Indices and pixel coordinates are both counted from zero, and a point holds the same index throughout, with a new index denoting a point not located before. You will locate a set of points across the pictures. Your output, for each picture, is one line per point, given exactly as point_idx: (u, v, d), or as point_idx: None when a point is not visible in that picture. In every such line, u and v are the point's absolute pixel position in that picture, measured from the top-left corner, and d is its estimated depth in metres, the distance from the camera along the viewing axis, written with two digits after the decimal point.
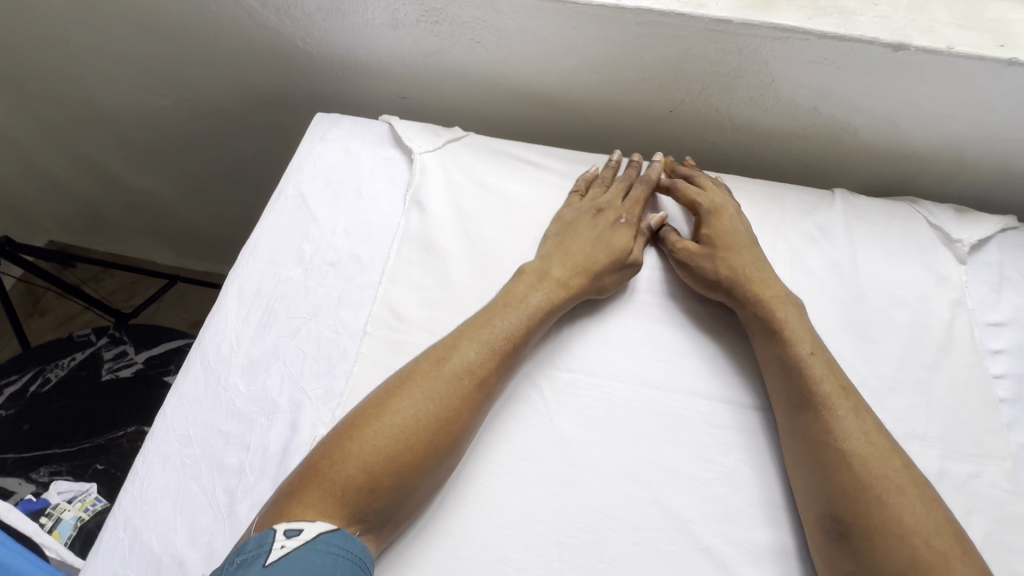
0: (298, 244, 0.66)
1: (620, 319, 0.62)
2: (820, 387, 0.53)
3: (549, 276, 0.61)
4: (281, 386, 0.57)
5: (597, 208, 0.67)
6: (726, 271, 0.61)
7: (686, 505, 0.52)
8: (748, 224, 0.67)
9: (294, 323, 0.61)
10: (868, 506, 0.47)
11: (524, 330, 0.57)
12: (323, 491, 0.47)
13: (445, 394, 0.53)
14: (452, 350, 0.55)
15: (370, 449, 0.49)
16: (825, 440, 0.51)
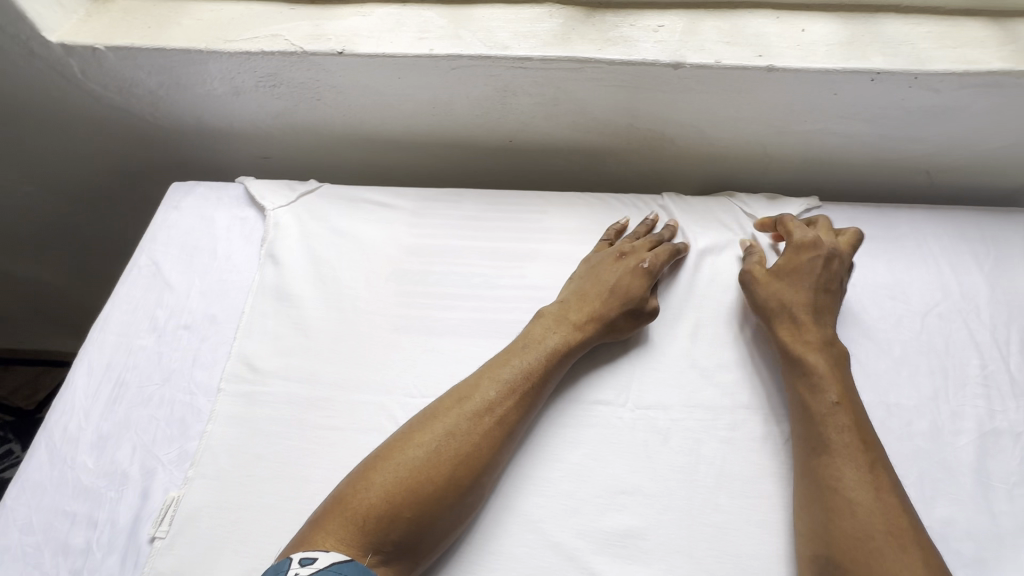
0: (151, 312, 0.67)
1: (471, 339, 0.65)
2: (839, 424, 0.55)
3: (567, 320, 0.64)
4: (131, 456, 0.57)
5: (619, 252, 0.69)
6: (779, 300, 0.64)
7: (536, 505, 0.55)
8: (836, 269, 0.66)
9: (146, 390, 0.61)
10: (863, 548, 0.48)
11: (539, 371, 0.59)
12: (344, 518, 0.50)
13: (467, 428, 0.55)
14: (477, 385, 0.58)
15: (392, 478, 0.52)
16: (832, 481, 0.52)
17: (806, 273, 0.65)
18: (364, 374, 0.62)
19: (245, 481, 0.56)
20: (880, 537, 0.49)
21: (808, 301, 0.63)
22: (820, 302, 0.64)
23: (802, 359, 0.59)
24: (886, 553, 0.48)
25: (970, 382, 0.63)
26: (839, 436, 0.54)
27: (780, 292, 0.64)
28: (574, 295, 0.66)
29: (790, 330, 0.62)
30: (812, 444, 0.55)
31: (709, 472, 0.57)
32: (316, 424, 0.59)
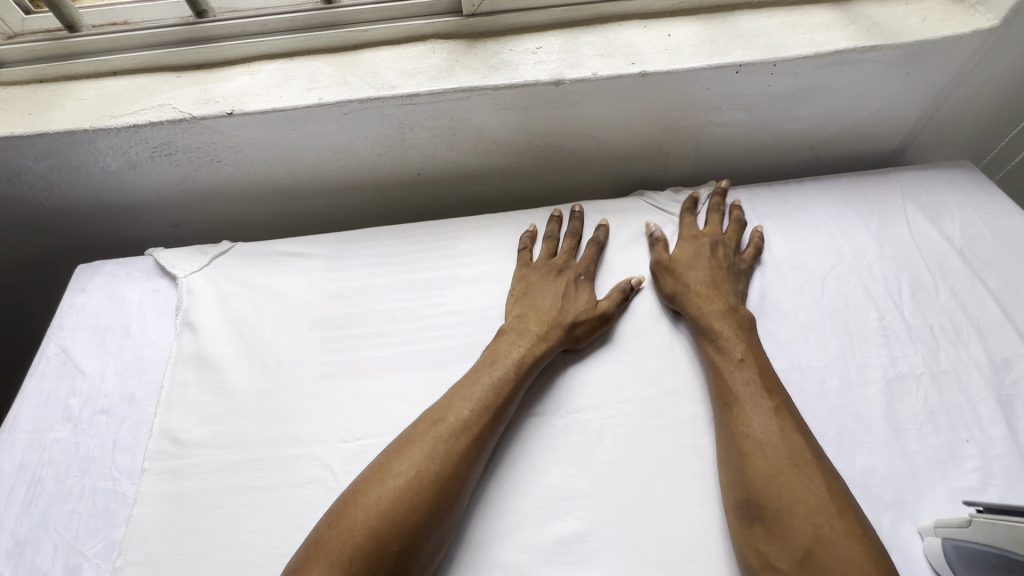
0: (64, 401, 0.64)
1: (400, 374, 0.65)
2: (745, 379, 0.59)
3: (527, 332, 0.66)
4: (52, 557, 0.54)
5: (556, 268, 0.73)
6: (681, 286, 0.69)
7: (481, 528, 0.56)
8: (723, 256, 0.73)
9: (64, 485, 0.58)
10: (774, 484, 0.51)
11: (508, 385, 0.60)
12: (327, 564, 0.48)
13: (447, 449, 0.55)
14: (452, 405, 0.59)
15: (374, 510, 0.51)
16: (742, 429, 0.56)
17: (703, 256, 0.72)
18: (294, 428, 0.61)
19: (179, 561, 0.54)
20: (787, 469, 0.52)
21: (708, 279, 0.69)
22: (714, 280, 0.69)
23: (707, 326, 0.64)
24: (794, 484, 0.51)
25: (871, 335, 0.68)
26: (742, 386, 0.59)
27: (680, 278, 0.70)
28: (528, 309, 0.68)
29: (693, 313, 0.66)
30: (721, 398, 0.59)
31: (644, 463, 0.58)
32: (248, 487, 0.58)
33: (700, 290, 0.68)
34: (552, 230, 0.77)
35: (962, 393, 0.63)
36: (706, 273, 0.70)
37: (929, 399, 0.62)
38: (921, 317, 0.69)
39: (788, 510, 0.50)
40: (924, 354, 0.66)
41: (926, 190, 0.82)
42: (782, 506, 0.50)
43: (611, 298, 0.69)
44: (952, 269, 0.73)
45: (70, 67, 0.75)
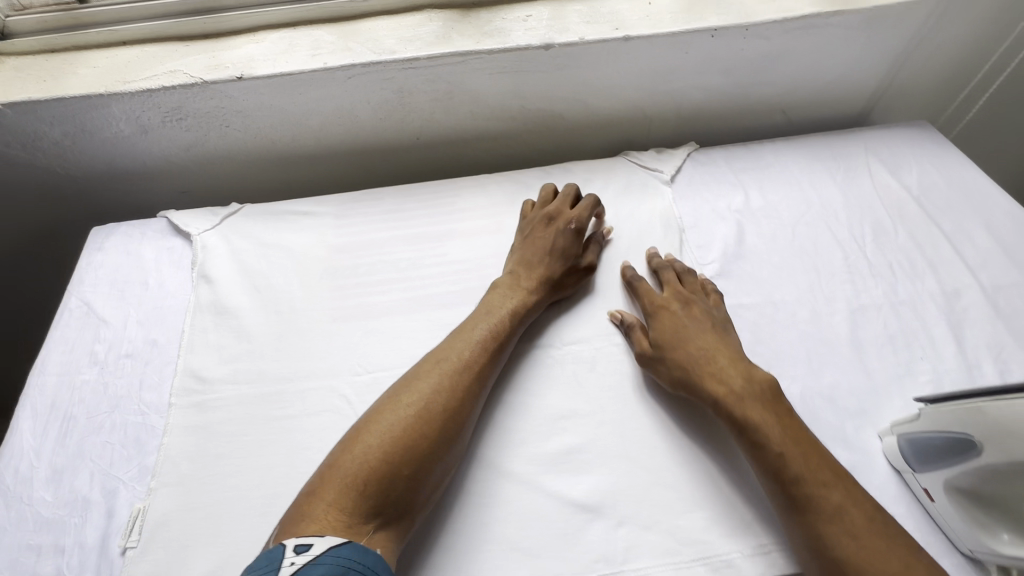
0: (89, 348, 0.68)
1: (407, 316, 0.70)
2: (688, 326, 0.65)
3: (518, 287, 0.70)
4: (90, 482, 0.58)
5: (550, 219, 0.76)
6: (679, 370, 0.61)
7: (488, 445, 0.61)
8: (699, 313, 0.66)
9: (96, 420, 0.62)
10: (729, 400, 0.57)
11: (505, 329, 0.65)
12: (343, 484, 0.51)
13: (453, 384, 0.59)
14: (456, 348, 0.63)
15: (387, 439, 0.54)
16: (691, 363, 0.61)
17: (689, 319, 0.66)
18: (310, 364, 0.66)
19: (209, 481, 0.58)
20: (737, 388, 0.58)
21: (704, 346, 0.62)
22: (709, 343, 0.63)
23: (706, 393, 0.59)
24: (744, 400, 0.57)
25: (837, 272, 0.74)
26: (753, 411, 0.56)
27: (674, 353, 0.62)
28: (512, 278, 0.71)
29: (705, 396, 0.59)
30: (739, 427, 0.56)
31: (634, 385, 0.64)
32: (271, 416, 0.62)
33: (704, 367, 0.60)
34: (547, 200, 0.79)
35: (917, 319, 0.70)
36: (695, 340, 0.63)
37: (888, 324, 0.69)
38: (882, 255, 0.76)
39: (745, 420, 0.56)
40: (884, 287, 0.73)
41: (887, 147, 0.89)
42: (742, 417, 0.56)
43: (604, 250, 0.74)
44: (910, 214, 0.80)
45: (80, 38, 0.79)
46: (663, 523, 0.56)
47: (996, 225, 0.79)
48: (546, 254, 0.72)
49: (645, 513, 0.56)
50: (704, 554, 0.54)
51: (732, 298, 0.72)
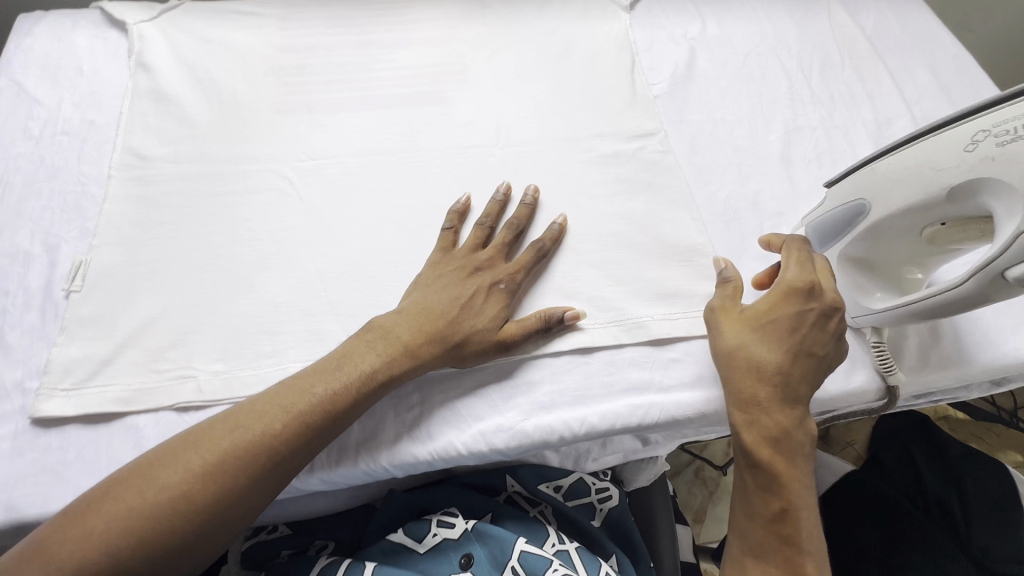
0: (23, 124, 0.67)
1: (353, 112, 0.70)
2: (790, 321, 0.51)
3: (391, 335, 0.53)
4: (31, 238, 0.60)
5: (473, 266, 0.57)
6: (738, 359, 0.52)
7: (426, 224, 0.63)
8: (821, 332, 0.52)
9: (35, 186, 0.63)
10: (744, 388, 0.51)
11: (343, 400, 0.49)
12: (129, 500, 0.43)
13: (225, 468, 0.45)
14: (268, 416, 0.47)
15: (109, 526, 0.42)
16: (756, 347, 0.51)
17: (797, 321, 0.51)
18: (253, 149, 0.67)
19: (151, 242, 0.60)
20: (762, 390, 0.50)
21: (789, 360, 0.51)
22: (788, 368, 0.50)
23: (735, 391, 0.51)
24: (757, 404, 0.50)
25: (780, 98, 0.76)
26: (767, 445, 0.50)
27: (745, 347, 0.52)
28: (386, 336, 0.53)
29: (737, 396, 0.51)
30: (749, 446, 0.50)
31: (572, 183, 0.67)
32: (213, 192, 0.63)
33: (760, 387, 0.50)
34: (490, 213, 0.62)
35: (847, 141, 0.73)
36: (782, 349, 0.51)
37: (819, 144, 0.72)
38: (825, 86, 0.77)
39: (738, 407, 0.51)
40: (823, 113, 0.75)
41: None
42: (736, 399, 0.51)
43: (527, 326, 0.55)
44: (860, 51, 0.81)
45: None
46: (584, 293, 0.60)
47: (939, 66, 0.81)
48: (491, 275, 0.57)
49: (569, 285, 0.60)
50: (618, 317, 0.59)
51: (676, 114, 0.74)
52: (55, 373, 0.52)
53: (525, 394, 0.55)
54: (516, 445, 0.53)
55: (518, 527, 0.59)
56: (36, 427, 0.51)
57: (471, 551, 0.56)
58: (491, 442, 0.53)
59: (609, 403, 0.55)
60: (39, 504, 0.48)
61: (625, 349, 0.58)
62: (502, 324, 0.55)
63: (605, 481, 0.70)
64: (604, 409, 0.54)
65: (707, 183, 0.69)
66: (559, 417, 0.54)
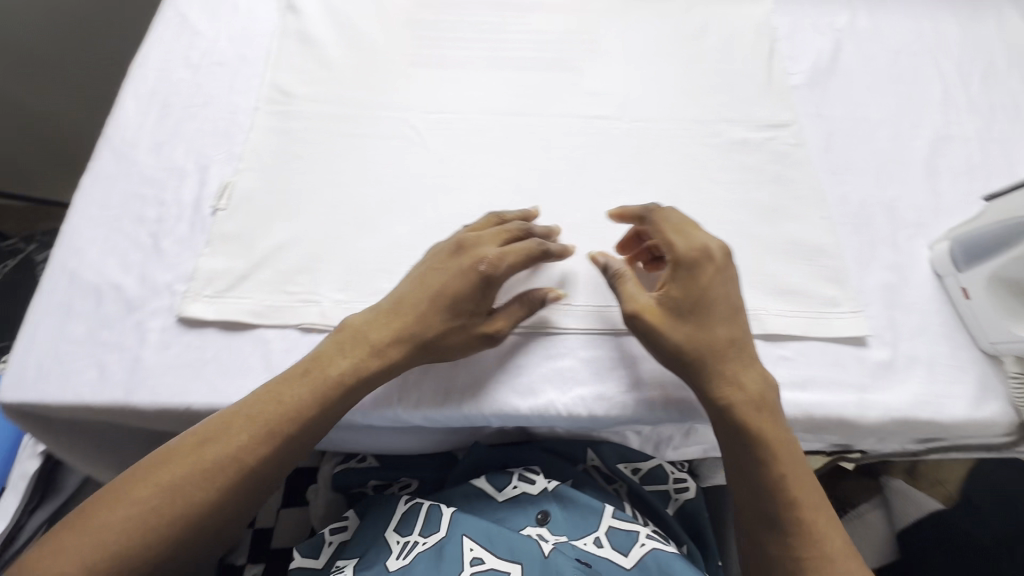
0: (185, 52, 0.72)
1: (482, 72, 0.71)
2: (711, 298, 0.50)
3: (364, 339, 0.52)
4: (186, 156, 0.65)
5: (461, 246, 0.54)
6: (692, 341, 0.49)
7: (545, 189, 0.63)
8: (735, 288, 0.52)
9: (191, 110, 0.68)
10: (721, 368, 0.49)
11: (358, 375, 0.51)
12: (143, 497, 0.46)
13: (233, 460, 0.47)
14: (232, 434, 0.48)
15: (87, 559, 0.44)
16: (714, 323, 0.50)
17: (706, 296, 0.50)
18: (386, 97, 0.69)
19: (288, 173, 0.64)
20: (734, 368, 0.49)
21: (725, 333, 0.50)
22: (738, 338, 0.50)
23: (719, 373, 0.49)
24: (737, 379, 0.49)
25: (931, 103, 0.70)
26: (756, 425, 0.48)
27: (693, 336, 0.49)
28: (358, 340, 0.52)
29: (720, 375, 0.49)
30: (723, 424, 0.49)
31: (694, 166, 0.65)
32: (347, 134, 0.66)
33: (744, 364, 0.50)
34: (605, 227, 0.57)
35: (1004, 157, 0.67)
36: (726, 316, 0.50)
37: (972, 156, 0.66)
38: (985, 95, 0.71)
39: (718, 387, 0.49)
40: (979, 123, 0.69)
41: None
42: (719, 375, 0.49)
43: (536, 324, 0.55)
44: None
45: None
46: None
47: None
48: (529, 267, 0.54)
49: None
50: None
51: (813, 108, 0.70)
52: (200, 280, 0.57)
53: (629, 367, 0.55)
54: (616, 414, 0.53)
55: (598, 496, 0.61)
56: (181, 327, 0.56)
57: (547, 508, 0.57)
58: (592, 407, 0.53)
59: None
60: (180, 394, 0.53)
61: None
62: (462, 308, 0.52)
63: (683, 472, 0.69)
64: None
65: (840, 183, 0.65)
66: (662, 395, 0.54)
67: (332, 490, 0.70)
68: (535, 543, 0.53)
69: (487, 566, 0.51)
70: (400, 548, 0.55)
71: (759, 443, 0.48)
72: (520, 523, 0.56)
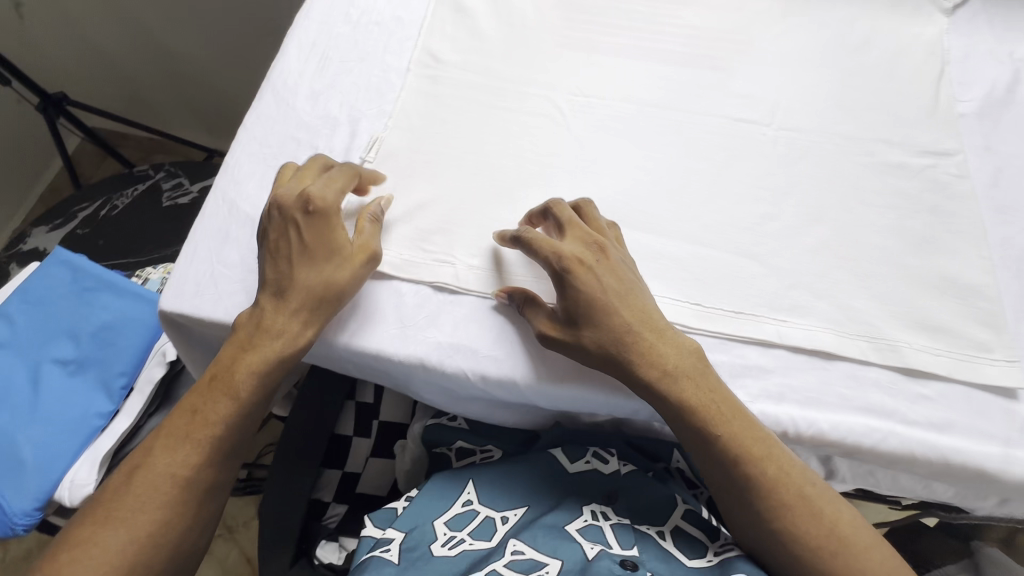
0: (345, 9, 0.75)
1: (630, 61, 0.70)
2: (607, 299, 0.52)
3: (287, 279, 0.55)
4: (340, 107, 0.68)
5: (305, 201, 0.56)
6: (606, 341, 0.51)
7: (684, 186, 0.62)
8: (613, 275, 0.53)
9: (347, 64, 0.71)
10: (652, 372, 0.51)
11: (330, 299, 0.55)
12: (188, 438, 0.55)
13: (247, 401, 0.56)
14: (235, 386, 0.55)
15: (147, 513, 0.53)
16: (626, 323, 0.52)
17: (596, 299, 0.52)
18: (533, 74, 0.70)
19: (434, 135, 0.66)
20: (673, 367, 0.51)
21: (634, 319, 0.52)
22: (652, 325, 0.52)
23: (659, 379, 0.51)
24: (683, 382, 0.51)
25: None
26: (688, 393, 0.51)
27: (598, 334, 0.52)
28: (287, 305, 0.55)
29: (652, 368, 0.51)
30: (663, 396, 0.51)
31: (843, 183, 0.63)
32: (492, 105, 0.68)
33: (681, 359, 0.51)
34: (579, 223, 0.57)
35: None
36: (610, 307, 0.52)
37: None
38: None
39: (669, 392, 0.51)
40: None
41: None
42: (662, 379, 0.51)
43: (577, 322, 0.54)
44: None
45: None
46: (837, 298, 0.57)
47: None
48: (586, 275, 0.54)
49: (821, 286, 0.57)
50: (869, 334, 0.55)
51: (981, 140, 0.65)
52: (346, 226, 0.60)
53: (754, 377, 0.54)
54: None
55: (671, 485, 0.64)
56: None
57: (615, 491, 0.62)
58: None
59: (842, 415, 0.52)
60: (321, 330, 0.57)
61: (870, 368, 0.54)
62: (352, 258, 0.56)
63: None
64: (835, 420, 0.52)
65: (1004, 223, 0.61)
66: (788, 411, 0.52)
67: (419, 446, 0.73)
68: (597, 528, 0.58)
69: (527, 557, 0.55)
70: (448, 539, 0.58)
71: (698, 416, 0.51)
72: (588, 499, 0.61)
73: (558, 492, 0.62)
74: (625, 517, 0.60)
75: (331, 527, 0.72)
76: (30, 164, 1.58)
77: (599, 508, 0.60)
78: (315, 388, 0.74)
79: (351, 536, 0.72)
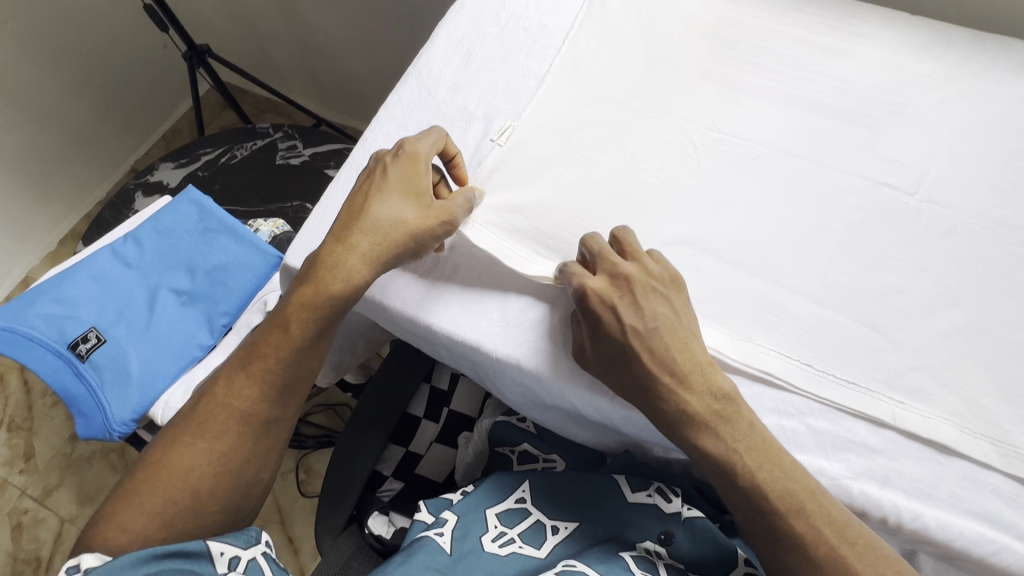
0: (496, 9, 0.77)
1: (773, 105, 0.69)
2: (626, 338, 0.52)
3: (345, 222, 0.57)
4: (477, 103, 0.70)
5: (400, 148, 0.59)
6: (636, 376, 0.51)
7: (811, 242, 0.60)
8: (638, 313, 0.52)
9: (490, 64, 0.73)
10: (693, 418, 0.50)
11: (384, 247, 0.56)
12: (247, 373, 0.57)
13: (300, 339, 0.57)
14: (287, 323, 0.57)
15: (206, 441, 0.56)
16: (654, 366, 0.51)
17: (608, 336, 0.52)
18: (668, 103, 0.69)
19: (562, 146, 0.67)
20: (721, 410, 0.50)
21: (662, 357, 0.51)
22: (682, 365, 0.51)
23: (707, 431, 0.50)
24: (740, 429, 0.49)
25: None
26: (733, 444, 0.49)
27: (624, 369, 0.52)
28: (346, 247, 0.55)
29: (705, 418, 0.50)
30: (723, 447, 0.49)
31: (988, 271, 0.58)
32: (623, 126, 0.68)
33: (727, 402, 0.50)
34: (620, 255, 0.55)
35: None
36: (632, 347, 0.51)
37: None
38: None
39: (713, 440, 0.50)
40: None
41: None
42: (705, 426, 0.50)
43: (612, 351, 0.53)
44: None
45: None
46: (963, 391, 0.53)
47: None
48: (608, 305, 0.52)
49: (947, 375, 0.54)
50: (996, 436, 0.51)
51: None
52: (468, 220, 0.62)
53: (857, 454, 0.52)
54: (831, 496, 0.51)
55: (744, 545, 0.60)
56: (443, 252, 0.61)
57: (672, 531, 0.58)
58: None
59: (948, 514, 0.49)
60: (412, 309, 0.60)
61: (991, 473, 0.51)
62: (431, 212, 0.57)
63: None
64: (944, 519, 0.49)
65: None
66: (889, 497, 0.50)
67: (484, 442, 0.73)
68: (650, 563, 0.55)
69: (579, 570, 0.54)
70: (497, 534, 0.58)
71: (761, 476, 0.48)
72: (642, 534, 0.58)
73: (612, 520, 0.59)
74: (679, 563, 0.57)
75: (385, 500, 0.74)
76: (161, 104, 1.73)
77: (653, 547, 0.57)
78: (396, 363, 0.76)
79: (401, 515, 0.71)
